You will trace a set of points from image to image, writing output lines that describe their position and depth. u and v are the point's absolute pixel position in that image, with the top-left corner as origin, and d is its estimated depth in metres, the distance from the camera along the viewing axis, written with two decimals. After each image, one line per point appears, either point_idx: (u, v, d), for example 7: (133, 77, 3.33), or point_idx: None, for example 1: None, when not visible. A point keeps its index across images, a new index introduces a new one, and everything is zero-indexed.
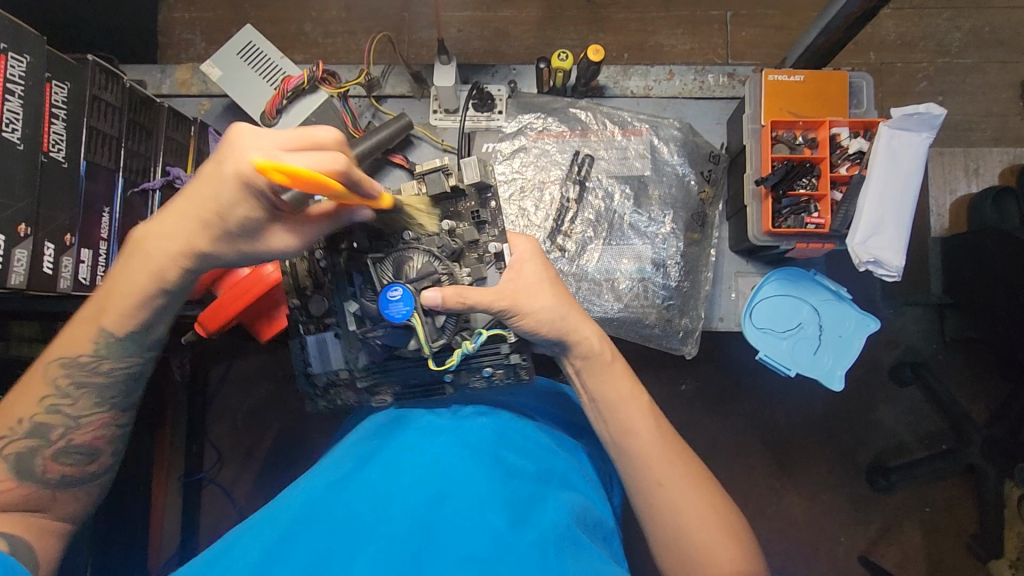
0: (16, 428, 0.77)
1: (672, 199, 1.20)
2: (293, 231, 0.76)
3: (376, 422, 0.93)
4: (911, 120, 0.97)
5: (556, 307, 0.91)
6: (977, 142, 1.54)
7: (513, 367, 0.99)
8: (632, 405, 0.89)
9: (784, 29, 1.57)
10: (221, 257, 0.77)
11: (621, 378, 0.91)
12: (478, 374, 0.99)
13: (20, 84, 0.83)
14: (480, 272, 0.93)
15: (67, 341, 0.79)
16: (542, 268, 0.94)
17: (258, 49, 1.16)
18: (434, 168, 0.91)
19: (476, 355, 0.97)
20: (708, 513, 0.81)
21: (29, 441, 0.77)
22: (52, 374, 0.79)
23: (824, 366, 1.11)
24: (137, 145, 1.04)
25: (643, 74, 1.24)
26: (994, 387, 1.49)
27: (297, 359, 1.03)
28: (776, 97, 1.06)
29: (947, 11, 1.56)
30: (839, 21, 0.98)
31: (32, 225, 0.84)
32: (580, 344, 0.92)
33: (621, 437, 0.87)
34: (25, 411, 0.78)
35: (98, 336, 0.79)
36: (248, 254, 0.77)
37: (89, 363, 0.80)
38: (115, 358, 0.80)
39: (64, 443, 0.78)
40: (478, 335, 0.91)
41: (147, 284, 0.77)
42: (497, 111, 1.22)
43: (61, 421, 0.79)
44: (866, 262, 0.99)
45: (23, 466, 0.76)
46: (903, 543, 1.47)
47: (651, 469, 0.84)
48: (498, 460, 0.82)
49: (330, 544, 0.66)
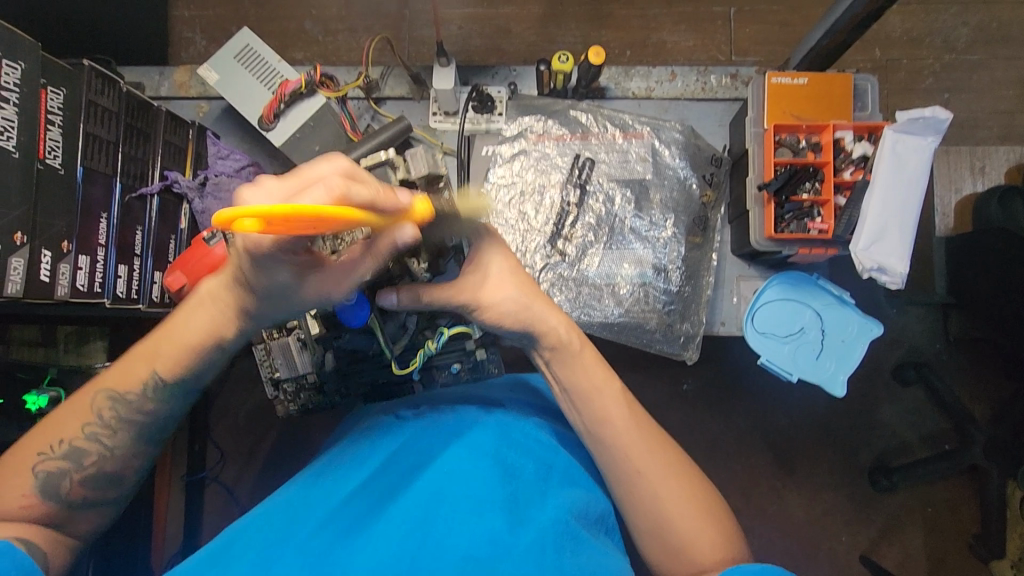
0: (53, 448, 0.74)
1: (673, 203, 1.18)
2: (337, 279, 0.69)
3: (379, 422, 0.90)
4: (915, 124, 0.96)
5: (520, 298, 0.86)
6: (984, 140, 1.52)
7: (479, 362, 1.04)
8: (606, 395, 0.85)
9: (789, 25, 1.55)
10: (268, 316, 0.75)
11: (593, 369, 0.87)
12: (446, 370, 1.03)
13: (15, 92, 0.82)
14: (441, 269, 0.90)
15: (115, 375, 0.76)
16: (506, 260, 0.89)
17: (255, 52, 1.15)
18: (380, 162, 0.87)
19: (441, 354, 1.02)
20: (688, 501, 0.80)
21: (62, 463, 0.74)
22: (98, 405, 0.76)
23: (826, 371, 1.10)
24: (134, 150, 1.03)
25: (645, 75, 1.23)
26: (997, 386, 1.48)
27: (262, 365, 1.05)
28: (778, 101, 1.05)
29: (955, 6, 1.54)
30: (843, 23, 0.96)
31: (28, 233, 0.83)
32: (548, 334, 0.86)
33: (597, 426, 0.84)
34: (66, 434, 0.74)
35: (148, 379, 0.77)
36: (287, 309, 0.73)
37: (136, 403, 0.77)
38: (162, 401, 0.78)
39: (95, 470, 0.75)
40: (441, 334, 0.95)
41: (205, 338, 0.76)
42: (497, 113, 1.21)
43: (96, 450, 0.76)
44: (869, 270, 0.98)
45: (49, 487, 0.73)
46: (904, 542, 1.46)
47: (629, 461, 0.82)
48: (498, 455, 0.80)
49: (328, 550, 0.67)
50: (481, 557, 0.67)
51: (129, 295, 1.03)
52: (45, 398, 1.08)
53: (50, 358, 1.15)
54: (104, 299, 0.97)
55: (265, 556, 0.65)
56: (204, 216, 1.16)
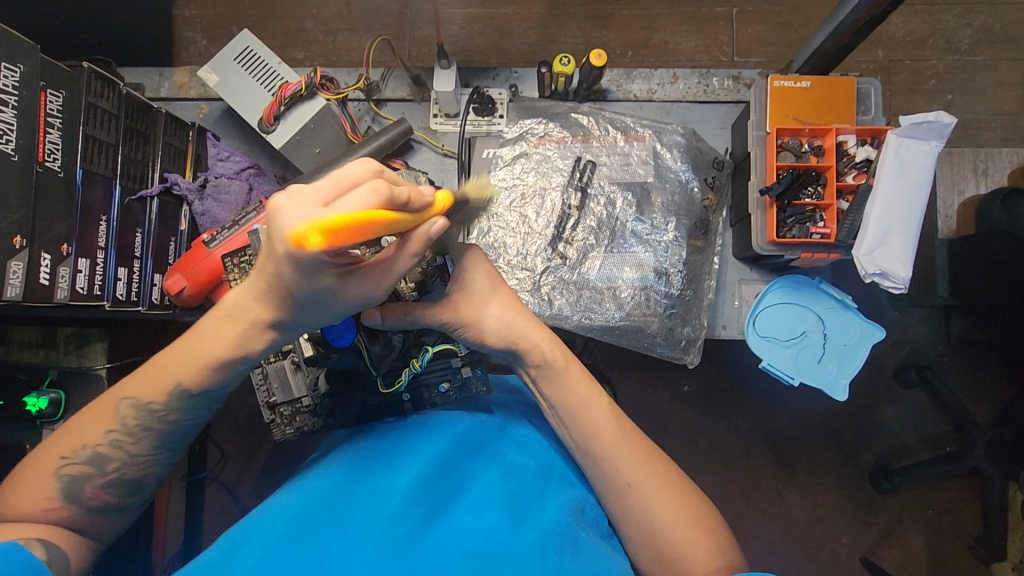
0: (76, 453, 0.74)
1: (675, 206, 1.18)
2: (377, 280, 0.67)
3: (373, 429, 0.90)
4: (919, 128, 0.95)
5: (502, 315, 0.85)
6: (987, 142, 1.51)
7: (466, 381, 0.98)
8: (594, 411, 0.84)
9: (792, 26, 1.54)
10: (300, 324, 0.73)
11: (580, 382, 0.86)
12: (433, 390, 0.98)
13: (14, 94, 0.81)
14: (426, 288, 0.93)
15: (138, 385, 0.75)
16: (489, 276, 0.87)
17: (255, 55, 1.15)
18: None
19: (424, 373, 0.98)
20: (681, 510, 0.80)
21: (84, 468, 0.74)
22: (122, 412, 0.75)
23: (828, 374, 1.10)
24: (134, 152, 1.03)
25: (647, 77, 1.22)
26: (1000, 389, 1.47)
27: (260, 391, 1.00)
28: (781, 104, 1.04)
29: (958, 7, 1.53)
30: (847, 26, 0.95)
31: (27, 236, 0.83)
32: (532, 352, 0.84)
33: (585, 441, 0.83)
34: (90, 440, 0.75)
35: (173, 390, 0.75)
36: (329, 313, 0.72)
37: (161, 412, 0.76)
38: (187, 411, 0.77)
39: (117, 476, 0.76)
40: (424, 353, 0.95)
41: (230, 350, 0.74)
42: (497, 116, 1.22)
43: (119, 457, 0.76)
44: (872, 275, 0.98)
45: (73, 490, 0.74)
46: (905, 545, 1.46)
47: (620, 472, 0.81)
48: (499, 457, 0.80)
49: (329, 546, 0.66)
50: (483, 556, 0.67)
51: (129, 297, 1.02)
52: (45, 400, 1.08)
53: (48, 360, 1.15)
54: (103, 301, 0.97)
55: (268, 552, 0.65)
56: (204, 218, 1.16)
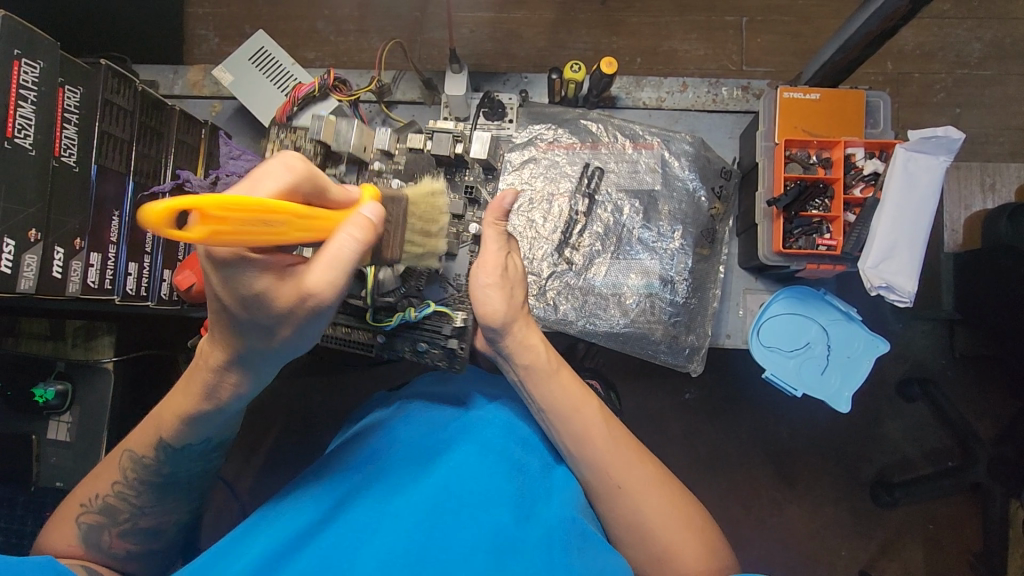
0: (91, 501, 0.80)
1: (682, 214, 1.18)
2: (320, 266, 0.62)
3: (365, 424, 0.89)
4: (928, 142, 0.96)
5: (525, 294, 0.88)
6: (995, 156, 1.51)
7: (449, 351, 0.92)
8: (587, 411, 0.84)
9: (800, 36, 1.55)
10: (252, 351, 0.70)
11: (570, 385, 0.85)
12: (410, 346, 0.93)
13: (34, 90, 0.82)
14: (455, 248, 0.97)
15: (135, 439, 0.80)
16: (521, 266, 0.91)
17: (269, 55, 1.16)
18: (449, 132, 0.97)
19: (417, 326, 0.93)
20: (670, 510, 0.81)
21: (99, 516, 0.80)
22: (123, 465, 0.80)
23: (831, 387, 1.10)
24: (148, 149, 1.04)
25: (656, 85, 1.23)
26: (1003, 404, 1.47)
27: None
28: (790, 115, 1.05)
29: (968, 21, 1.54)
30: (857, 39, 0.95)
31: (43, 229, 0.84)
32: (527, 351, 0.85)
33: (577, 447, 0.83)
34: (100, 490, 0.80)
35: (156, 445, 0.79)
36: (293, 335, 0.67)
37: (152, 465, 0.80)
38: (173, 461, 0.81)
39: (131, 524, 0.80)
40: (426, 306, 0.92)
41: (198, 401, 0.75)
42: (507, 120, 1.18)
43: (127, 508, 0.80)
44: (878, 287, 0.98)
45: (91, 539, 0.78)
46: (905, 559, 1.45)
47: (611, 476, 0.82)
48: (505, 452, 0.81)
49: (339, 541, 0.68)
50: (491, 554, 0.68)
51: (139, 292, 1.03)
52: (51, 392, 1.09)
53: (57, 351, 1.15)
54: (113, 296, 0.98)
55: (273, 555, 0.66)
56: None
